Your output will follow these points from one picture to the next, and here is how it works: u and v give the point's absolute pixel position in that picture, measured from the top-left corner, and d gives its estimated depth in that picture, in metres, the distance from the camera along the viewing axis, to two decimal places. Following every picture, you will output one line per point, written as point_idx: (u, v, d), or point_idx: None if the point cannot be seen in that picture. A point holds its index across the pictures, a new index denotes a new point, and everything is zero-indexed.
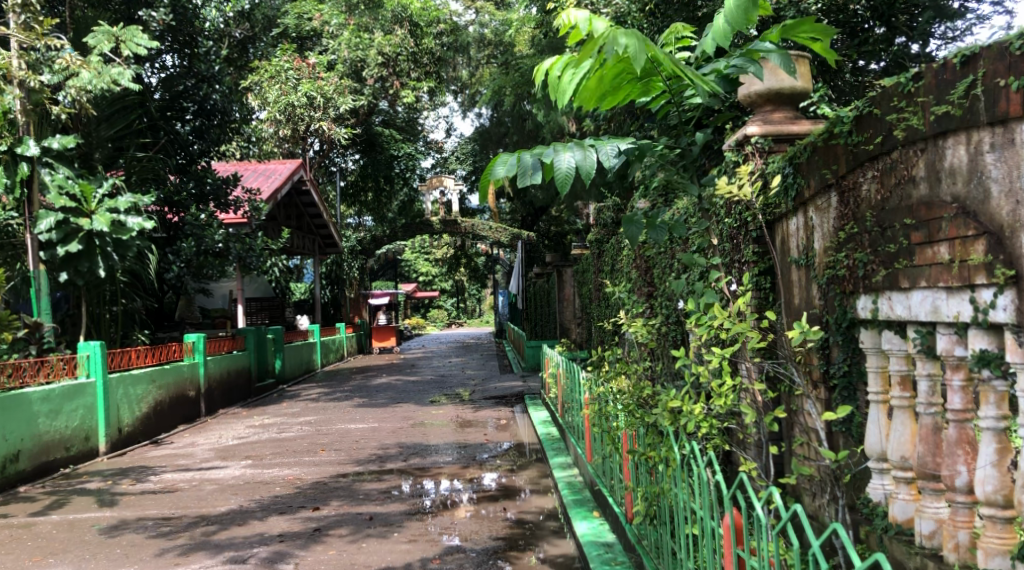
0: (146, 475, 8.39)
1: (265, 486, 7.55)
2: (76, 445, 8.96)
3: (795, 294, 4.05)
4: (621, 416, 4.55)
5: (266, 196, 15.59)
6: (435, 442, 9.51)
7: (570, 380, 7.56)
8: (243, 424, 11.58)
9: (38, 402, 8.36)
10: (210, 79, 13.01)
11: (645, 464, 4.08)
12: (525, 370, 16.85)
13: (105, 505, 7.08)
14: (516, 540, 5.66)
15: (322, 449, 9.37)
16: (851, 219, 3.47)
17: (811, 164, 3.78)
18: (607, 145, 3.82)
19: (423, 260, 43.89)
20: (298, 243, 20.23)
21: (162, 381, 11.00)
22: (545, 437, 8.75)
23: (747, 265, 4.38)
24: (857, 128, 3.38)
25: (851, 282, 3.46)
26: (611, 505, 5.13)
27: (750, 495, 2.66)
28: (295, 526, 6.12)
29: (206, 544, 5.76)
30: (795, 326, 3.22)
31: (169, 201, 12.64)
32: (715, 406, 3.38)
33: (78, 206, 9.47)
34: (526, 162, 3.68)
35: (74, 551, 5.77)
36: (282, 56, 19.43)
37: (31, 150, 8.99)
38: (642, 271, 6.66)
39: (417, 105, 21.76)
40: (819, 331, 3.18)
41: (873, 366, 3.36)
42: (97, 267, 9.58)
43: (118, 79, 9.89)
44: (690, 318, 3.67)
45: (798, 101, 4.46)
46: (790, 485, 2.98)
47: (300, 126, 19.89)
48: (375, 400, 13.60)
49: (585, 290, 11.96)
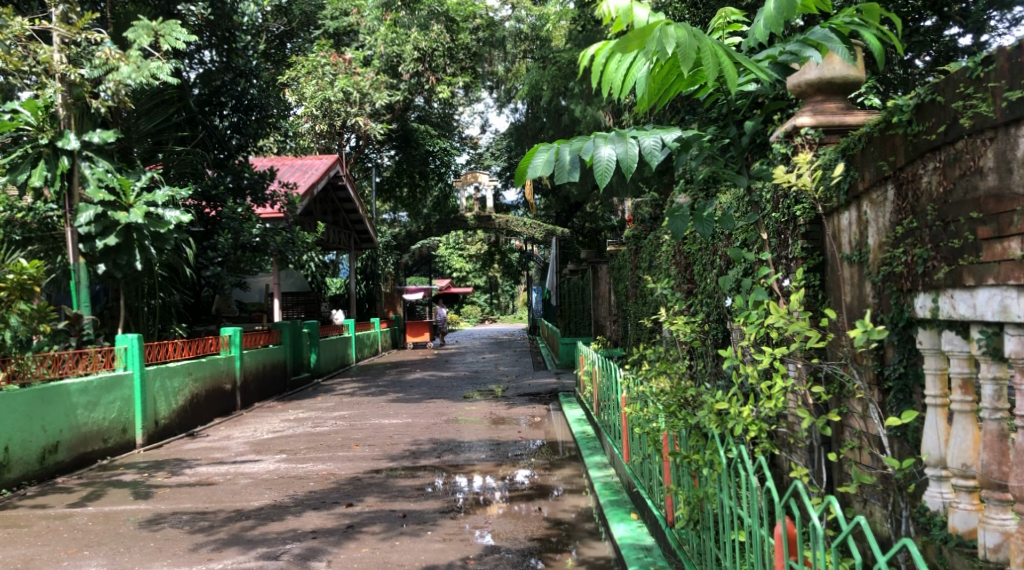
0: (182, 468, 8.39)
1: (299, 481, 7.50)
2: (114, 437, 9.01)
3: (846, 291, 3.88)
4: (660, 416, 4.40)
5: (302, 191, 15.61)
6: (469, 438, 9.41)
7: (607, 378, 7.43)
8: (278, 418, 11.59)
9: (76, 393, 8.41)
10: (248, 73, 13.15)
11: (687, 466, 3.93)
12: (559, 367, 16.69)
13: (141, 497, 7.07)
14: (552, 541, 5.55)
15: (356, 444, 9.32)
16: (910, 213, 3.29)
17: (865, 156, 3.61)
18: (650, 136, 3.63)
19: (457, 256, 43.95)
20: (334, 238, 20.26)
21: (199, 374, 11.05)
22: (581, 436, 8.63)
23: (796, 261, 4.22)
24: (918, 117, 3.20)
25: (909, 279, 3.29)
26: (651, 508, 4.99)
27: (806, 503, 2.53)
28: (328, 523, 6.06)
29: (239, 540, 5.71)
30: (860, 325, 3.01)
31: (206, 195, 12.52)
32: (765, 408, 3.23)
33: (116, 199, 9.50)
34: (565, 158, 3.51)
35: (108, 544, 5.76)
36: (319, 52, 19.49)
37: (71, 144, 9.06)
38: (682, 267, 6.50)
39: (454, 100, 21.68)
40: (883, 328, 2.96)
41: (930, 368, 3.19)
42: (135, 260, 9.62)
43: (156, 73, 9.94)
44: (738, 316, 3.51)
45: (850, 91, 4.35)
46: (851, 492, 2.82)
47: (336, 122, 19.90)
48: (409, 396, 13.54)
49: (622, 286, 11.78)
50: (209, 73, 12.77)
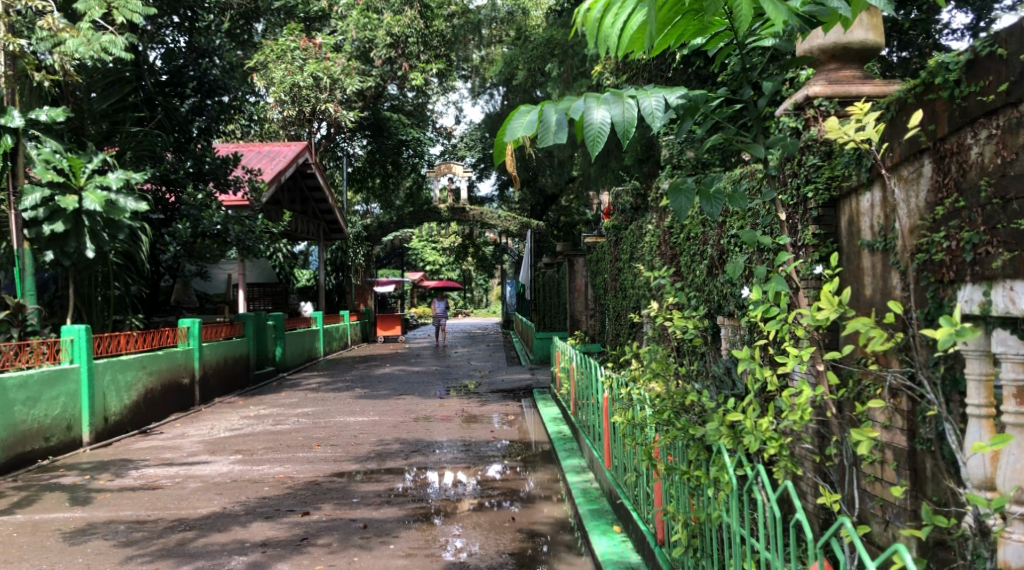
0: (127, 470, 7.75)
1: (252, 485, 6.91)
2: (57, 435, 8.35)
3: (866, 284, 3.47)
4: (651, 423, 3.88)
5: (269, 178, 14.91)
6: (438, 438, 8.86)
7: (586, 375, 6.96)
8: (238, 415, 10.97)
9: (14, 389, 7.72)
10: (209, 53, 12.29)
11: (685, 481, 3.42)
12: (534, 363, 16.22)
13: (77, 504, 6.44)
14: (526, 557, 5.02)
15: (318, 444, 8.73)
16: (954, 190, 2.83)
17: (894, 125, 3.15)
18: (652, 96, 3.07)
19: (431, 248, 43.61)
20: (303, 227, 19.53)
21: (154, 368, 10.39)
22: (556, 436, 8.17)
23: (806, 250, 3.78)
24: (969, 76, 2.75)
25: (952, 267, 2.83)
26: (636, 521, 4.56)
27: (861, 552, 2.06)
28: (280, 534, 5.50)
29: (179, 553, 5.15)
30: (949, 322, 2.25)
31: (165, 180, 11.87)
32: (786, 420, 2.71)
33: (66, 181, 8.72)
34: (551, 119, 2.98)
35: (30, 560, 5.15)
36: (289, 36, 18.77)
37: (15, 121, 8.24)
38: (670, 258, 6.04)
39: (427, 88, 20.96)
40: (977, 330, 2.29)
41: (974, 373, 2.75)
42: (85, 248, 8.78)
43: (109, 48, 9.14)
44: (754, 311, 2.97)
45: (868, 59, 3.88)
46: (921, 537, 2.26)
47: (306, 108, 19.13)
48: (376, 391, 12.96)
49: (600, 279, 11.28)
50: (171, 53, 11.97)
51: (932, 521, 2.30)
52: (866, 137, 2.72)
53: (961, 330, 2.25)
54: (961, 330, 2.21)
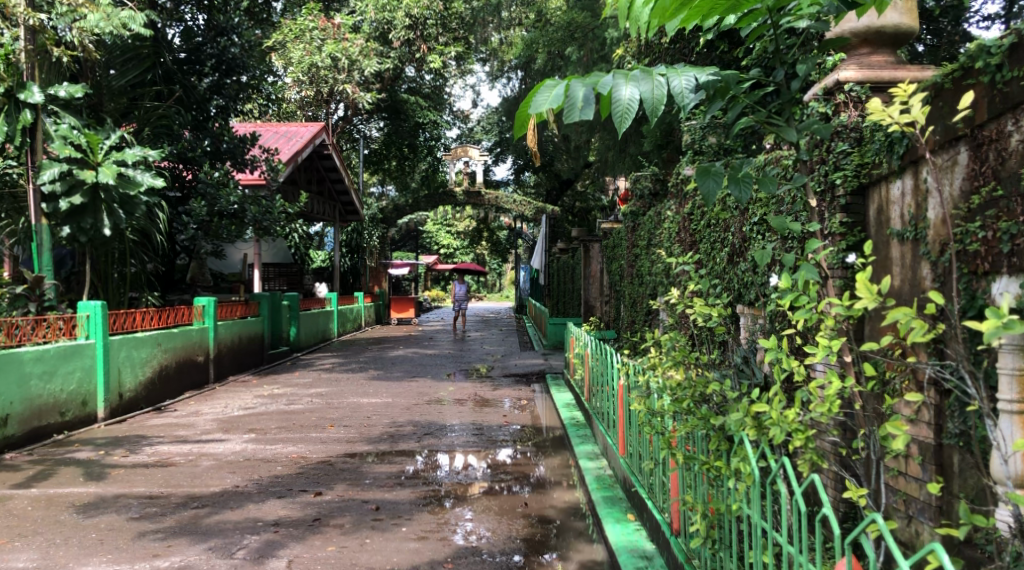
0: (141, 446, 7.77)
1: (265, 464, 6.90)
2: (72, 410, 8.37)
3: (894, 274, 3.40)
4: (668, 410, 3.81)
5: (286, 158, 14.89)
6: (451, 421, 8.84)
7: (600, 362, 6.94)
8: (251, 394, 10.99)
9: (31, 362, 7.75)
10: (228, 31, 12.20)
11: (704, 472, 3.36)
12: (547, 348, 16.19)
13: (91, 479, 6.45)
14: (539, 542, 4.98)
15: (331, 424, 8.73)
16: (993, 179, 2.83)
17: (930, 113, 3.14)
18: (683, 75, 2.99)
19: (445, 232, 43.62)
20: (319, 209, 19.50)
21: (169, 345, 10.41)
22: (570, 421, 8.14)
23: (831, 238, 3.71)
24: (1011, 62, 2.74)
25: (987, 259, 2.82)
26: (650, 510, 4.52)
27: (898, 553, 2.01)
28: (293, 513, 5.48)
29: (192, 531, 5.14)
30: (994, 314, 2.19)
31: (183, 157, 11.88)
32: (813, 411, 2.65)
33: (84, 157, 8.68)
34: (577, 94, 2.89)
35: (44, 534, 5.15)
36: (307, 16, 18.70)
37: (35, 97, 8.25)
38: (689, 245, 5.99)
39: (444, 71, 20.86)
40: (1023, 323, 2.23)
41: (1008, 367, 2.74)
42: (102, 225, 8.75)
43: (129, 24, 9.16)
44: (782, 299, 2.90)
45: (900, 44, 3.80)
46: (958, 537, 2.23)
47: (324, 89, 19.08)
48: (389, 373, 12.96)
49: (615, 266, 11.21)
50: (189, 32, 11.90)
51: (968, 522, 2.26)
52: (914, 115, 2.62)
53: (1008, 321, 2.19)
54: (1009, 323, 2.15)
